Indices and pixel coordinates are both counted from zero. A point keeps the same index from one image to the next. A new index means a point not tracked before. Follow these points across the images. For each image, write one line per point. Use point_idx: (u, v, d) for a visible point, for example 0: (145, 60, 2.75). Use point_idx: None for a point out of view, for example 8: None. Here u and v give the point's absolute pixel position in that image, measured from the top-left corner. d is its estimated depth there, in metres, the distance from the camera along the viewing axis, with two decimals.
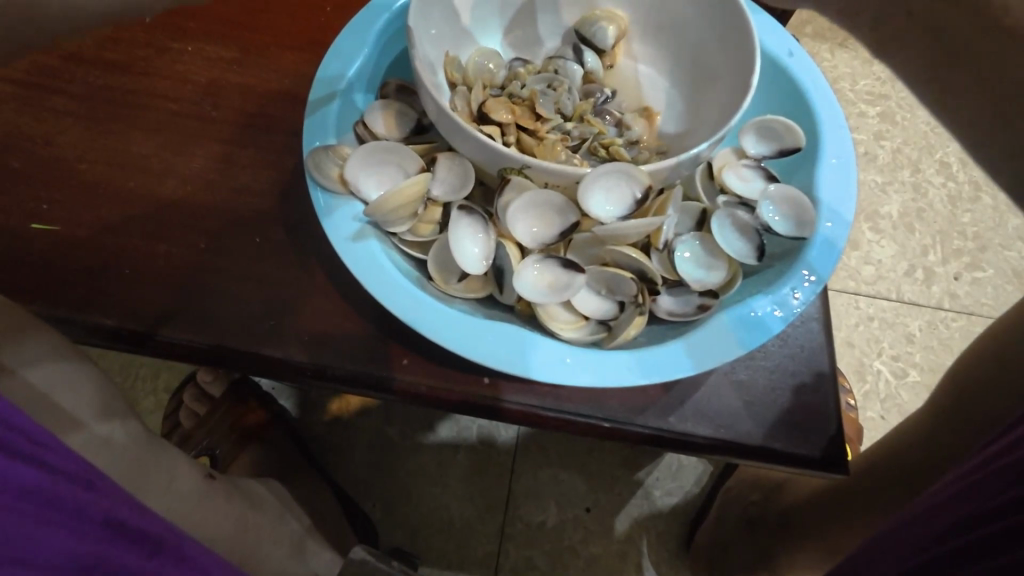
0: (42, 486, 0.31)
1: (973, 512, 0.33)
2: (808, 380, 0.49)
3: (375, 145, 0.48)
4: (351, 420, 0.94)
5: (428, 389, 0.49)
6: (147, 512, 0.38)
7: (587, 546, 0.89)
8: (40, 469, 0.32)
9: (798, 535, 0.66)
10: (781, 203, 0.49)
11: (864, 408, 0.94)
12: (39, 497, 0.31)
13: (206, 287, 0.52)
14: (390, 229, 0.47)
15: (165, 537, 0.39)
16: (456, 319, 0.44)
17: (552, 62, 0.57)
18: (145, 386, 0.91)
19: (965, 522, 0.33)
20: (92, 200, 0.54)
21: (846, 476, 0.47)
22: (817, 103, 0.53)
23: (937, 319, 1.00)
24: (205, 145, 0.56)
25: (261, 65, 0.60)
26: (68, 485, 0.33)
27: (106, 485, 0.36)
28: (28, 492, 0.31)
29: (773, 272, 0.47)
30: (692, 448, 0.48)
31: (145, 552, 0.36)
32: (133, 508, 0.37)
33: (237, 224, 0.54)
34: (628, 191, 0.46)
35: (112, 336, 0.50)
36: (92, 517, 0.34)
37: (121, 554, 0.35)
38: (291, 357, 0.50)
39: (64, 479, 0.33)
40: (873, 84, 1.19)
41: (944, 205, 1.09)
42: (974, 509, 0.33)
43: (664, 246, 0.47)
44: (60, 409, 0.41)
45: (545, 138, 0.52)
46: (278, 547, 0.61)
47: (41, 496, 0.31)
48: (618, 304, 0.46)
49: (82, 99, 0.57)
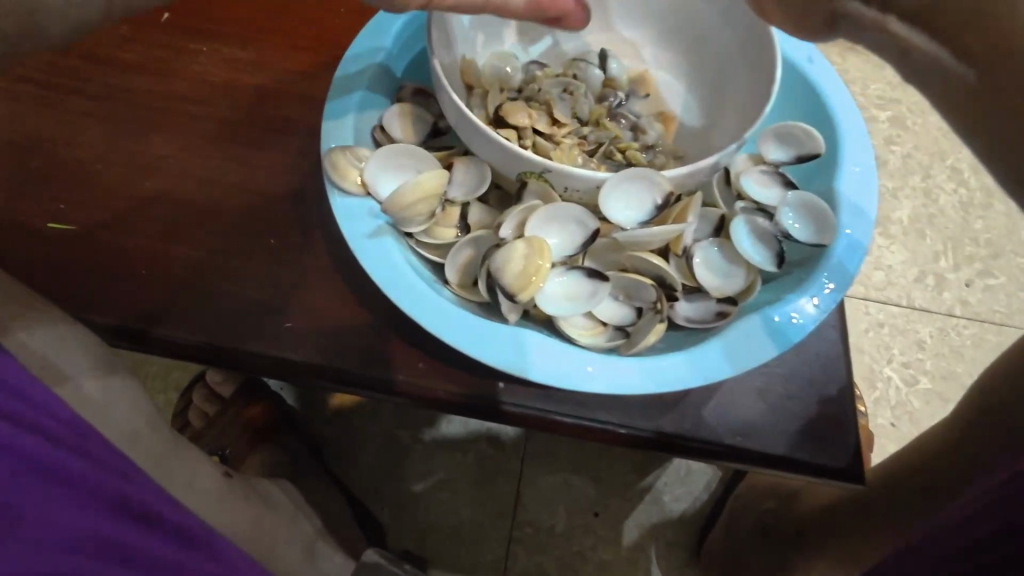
0: (79, 475, 0.35)
1: None
2: (825, 388, 0.48)
3: (394, 147, 0.48)
4: (361, 422, 0.94)
5: (445, 394, 0.48)
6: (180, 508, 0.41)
7: (596, 551, 0.89)
8: (79, 459, 0.35)
9: (811, 545, 0.65)
10: (800, 210, 0.48)
11: (874, 416, 0.94)
12: (76, 484, 0.35)
13: (222, 289, 0.52)
14: (405, 229, 0.47)
15: (193, 531, 0.41)
16: (473, 324, 0.44)
17: (574, 65, 0.57)
18: (154, 385, 0.92)
19: None
20: (108, 200, 0.54)
21: (864, 486, 0.47)
22: (839, 110, 0.52)
23: (949, 326, 1.00)
24: (221, 147, 0.56)
25: (277, 67, 0.60)
26: (103, 475, 0.36)
27: (140, 480, 0.39)
28: (69, 479, 0.34)
29: (793, 280, 0.47)
30: (708, 456, 0.47)
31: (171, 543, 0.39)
32: (167, 503, 0.40)
33: (254, 226, 0.54)
34: (649, 197, 0.46)
35: (128, 338, 0.50)
36: (125, 505, 0.37)
37: (149, 544, 0.37)
38: (308, 360, 0.49)
39: (100, 470, 0.36)
40: (883, 89, 1.18)
41: (956, 212, 1.08)
42: None
43: (683, 252, 0.47)
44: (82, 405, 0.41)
45: (562, 143, 0.52)
46: (292, 549, 0.61)
47: (77, 483, 0.35)
48: (636, 310, 0.45)
49: (98, 99, 0.58)
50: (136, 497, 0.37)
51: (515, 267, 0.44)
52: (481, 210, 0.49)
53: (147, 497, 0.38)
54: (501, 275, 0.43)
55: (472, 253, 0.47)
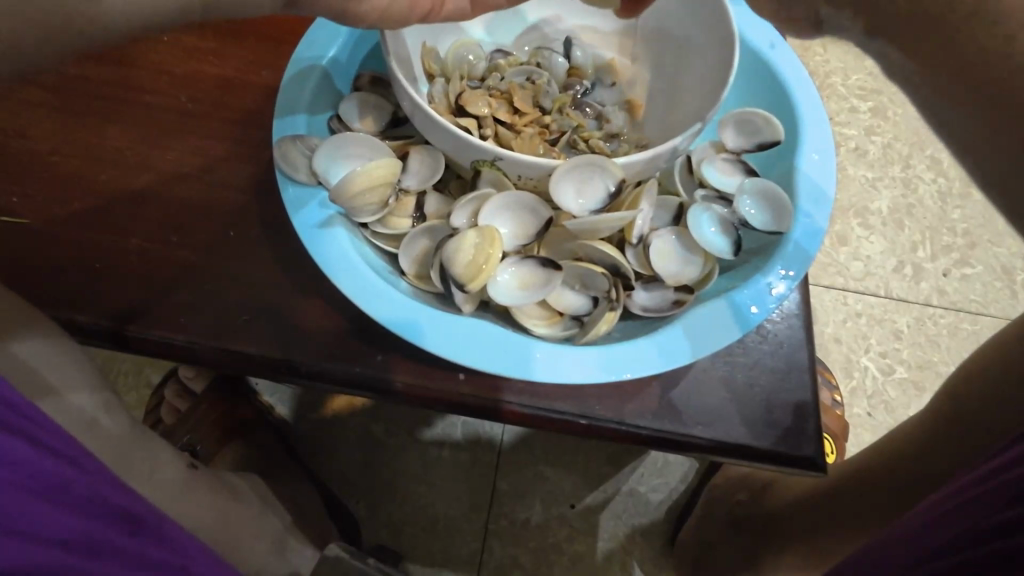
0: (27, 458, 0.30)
1: (978, 526, 0.31)
2: (789, 377, 0.48)
3: (346, 137, 0.48)
4: (337, 416, 0.93)
5: (404, 386, 0.48)
6: (129, 492, 0.37)
7: (572, 542, 0.89)
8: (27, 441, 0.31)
9: (779, 536, 0.65)
10: (758, 197, 0.48)
11: (850, 405, 0.95)
12: (23, 469, 0.30)
13: (181, 282, 0.51)
14: (357, 219, 0.46)
15: (147, 516, 0.37)
16: (419, 313, 0.43)
17: (540, 53, 0.57)
18: (128, 380, 0.91)
19: (977, 534, 0.31)
20: (65, 194, 0.53)
21: (824, 473, 0.46)
22: (800, 97, 0.52)
23: (926, 315, 1.00)
24: (181, 139, 0.55)
25: (238, 56, 0.58)
26: (55, 459, 0.32)
27: (92, 461, 0.35)
28: (16, 463, 0.30)
29: (748, 268, 0.47)
30: (670, 445, 0.47)
31: (127, 530, 0.35)
32: (118, 488, 0.36)
33: (212, 217, 0.53)
34: (602, 185, 0.46)
35: (85, 332, 0.50)
36: (76, 491, 0.33)
37: (105, 533, 0.34)
38: (264, 353, 0.49)
39: (50, 452, 0.32)
40: (865, 79, 1.17)
41: (934, 201, 1.08)
42: (969, 528, 0.32)
43: (638, 240, 0.47)
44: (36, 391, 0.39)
45: (522, 132, 0.51)
46: (260, 543, 0.60)
47: (25, 469, 0.30)
48: (591, 299, 0.45)
49: (56, 91, 0.56)
50: (86, 488, 0.33)
51: (464, 257, 0.44)
52: (437, 199, 0.49)
53: (102, 485, 0.34)
54: (451, 265, 0.43)
55: (428, 244, 0.47)
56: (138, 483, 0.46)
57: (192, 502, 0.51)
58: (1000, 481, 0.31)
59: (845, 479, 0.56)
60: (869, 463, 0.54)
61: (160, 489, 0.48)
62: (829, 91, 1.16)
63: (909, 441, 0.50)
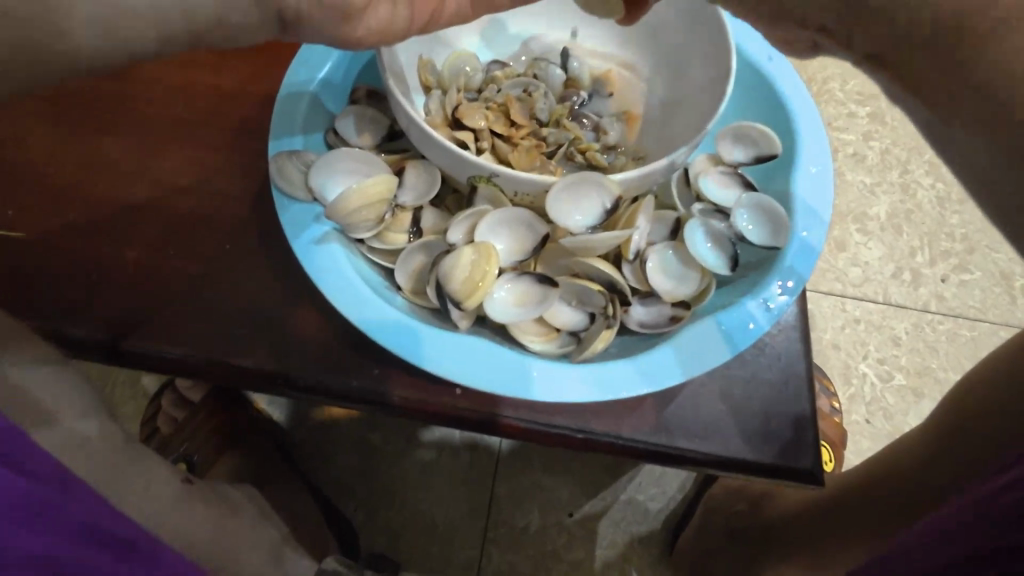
0: (14, 486, 0.30)
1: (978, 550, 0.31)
2: (786, 390, 0.48)
3: (342, 152, 0.48)
4: (335, 424, 0.93)
5: (400, 401, 0.48)
6: (121, 517, 0.37)
7: (570, 550, 0.89)
8: (13, 468, 0.30)
9: (778, 547, 0.65)
10: (755, 211, 0.48)
11: (849, 412, 0.95)
12: (10, 497, 0.30)
13: (177, 296, 0.51)
14: (354, 235, 0.46)
15: (139, 539, 0.37)
16: (415, 330, 0.43)
17: (537, 64, 0.57)
18: (125, 389, 0.91)
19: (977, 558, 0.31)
20: (60, 207, 0.53)
21: (821, 487, 0.46)
22: (798, 110, 0.52)
23: (924, 321, 1.00)
24: (176, 151, 0.55)
25: (234, 67, 0.58)
26: (43, 485, 0.31)
27: (81, 486, 0.35)
28: (2, 491, 0.30)
29: (745, 283, 0.47)
30: (667, 460, 0.47)
31: (118, 554, 0.35)
32: (109, 512, 0.36)
33: (208, 230, 0.53)
34: (599, 201, 0.46)
35: (80, 346, 0.49)
36: (65, 517, 0.32)
37: (95, 558, 0.33)
38: (260, 368, 0.49)
39: (38, 479, 0.31)
40: (863, 83, 1.17)
41: (932, 207, 1.08)
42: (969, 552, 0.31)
43: (635, 256, 0.46)
44: (30, 410, 0.39)
45: (519, 144, 0.51)
46: (257, 556, 0.60)
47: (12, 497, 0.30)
48: (588, 315, 0.45)
49: (50, 103, 0.56)
50: (75, 513, 0.33)
51: (461, 274, 0.43)
52: (434, 214, 0.49)
53: (91, 510, 0.34)
54: (448, 282, 0.43)
55: (424, 260, 0.47)
56: (133, 499, 0.46)
57: (188, 516, 0.51)
58: (997, 503, 0.31)
59: (842, 491, 0.56)
60: (867, 475, 0.54)
61: (156, 504, 0.48)
62: (827, 96, 1.16)
63: (907, 455, 0.50)
